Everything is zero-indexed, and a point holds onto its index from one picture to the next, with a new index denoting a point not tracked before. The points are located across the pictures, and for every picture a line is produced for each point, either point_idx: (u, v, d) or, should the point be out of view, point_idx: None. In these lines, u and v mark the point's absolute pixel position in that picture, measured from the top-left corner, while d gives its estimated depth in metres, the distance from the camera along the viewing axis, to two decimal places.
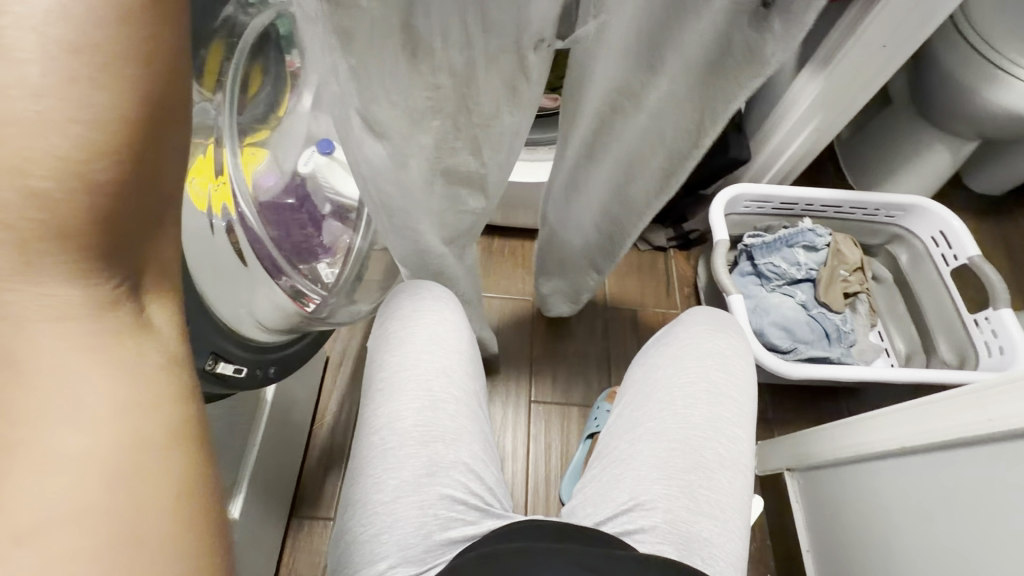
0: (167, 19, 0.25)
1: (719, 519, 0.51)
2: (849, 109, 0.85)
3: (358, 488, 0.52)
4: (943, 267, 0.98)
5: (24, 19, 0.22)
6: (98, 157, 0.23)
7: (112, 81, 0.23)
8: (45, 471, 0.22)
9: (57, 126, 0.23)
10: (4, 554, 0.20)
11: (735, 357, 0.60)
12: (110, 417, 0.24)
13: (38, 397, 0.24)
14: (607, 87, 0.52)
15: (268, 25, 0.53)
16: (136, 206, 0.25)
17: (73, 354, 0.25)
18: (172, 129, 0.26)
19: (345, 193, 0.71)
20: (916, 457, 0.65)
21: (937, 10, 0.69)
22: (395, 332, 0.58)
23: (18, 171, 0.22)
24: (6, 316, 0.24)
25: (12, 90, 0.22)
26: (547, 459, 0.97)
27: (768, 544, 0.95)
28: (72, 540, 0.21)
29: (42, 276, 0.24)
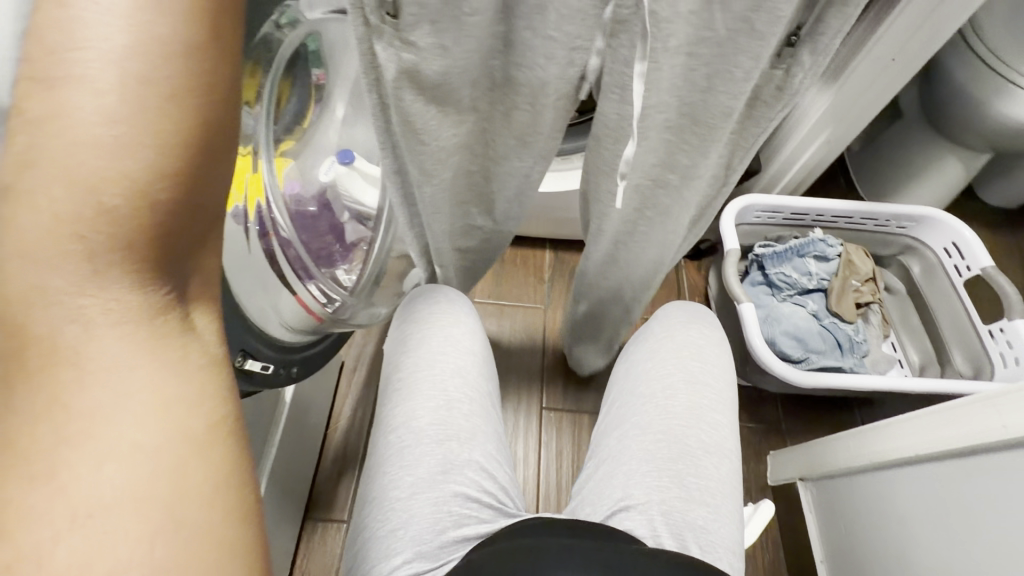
0: (222, 51, 0.27)
1: (711, 506, 0.52)
2: (858, 126, 0.87)
3: (375, 485, 0.52)
4: (956, 278, 0.98)
5: (104, 53, 0.24)
6: (162, 177, 0.25)
7: (179, 110, 0.25)
8: (102, 462, 0.23)
9: (129, 148, 0.24)
10: (59, 536, 0.21)
11: (708, 346, 0.62)
12: (165, 419, 0.25)
13: (91, 388, 0.24)
14: (648, 159, 0.52)
15: (301, 44, 0.58)
16: (192, 221, 0.27)
17: (134, 357, 0.25)
18: (227, 151, 0.28)
19: (364, 201, 0.75)
20: (931, 465, 0.65)
21: (945, 25, 0.71)
22: (412, 334, 0.60)
23: (90, 186, 0.24)
24: (69, 315, 0.24)
25: (88, 116, 0.24)
26: (558, 465, 0.97)
27: (782, 555, 0.94)
28: (127, 524, 0.22)
29: (107, 285, 0.25)
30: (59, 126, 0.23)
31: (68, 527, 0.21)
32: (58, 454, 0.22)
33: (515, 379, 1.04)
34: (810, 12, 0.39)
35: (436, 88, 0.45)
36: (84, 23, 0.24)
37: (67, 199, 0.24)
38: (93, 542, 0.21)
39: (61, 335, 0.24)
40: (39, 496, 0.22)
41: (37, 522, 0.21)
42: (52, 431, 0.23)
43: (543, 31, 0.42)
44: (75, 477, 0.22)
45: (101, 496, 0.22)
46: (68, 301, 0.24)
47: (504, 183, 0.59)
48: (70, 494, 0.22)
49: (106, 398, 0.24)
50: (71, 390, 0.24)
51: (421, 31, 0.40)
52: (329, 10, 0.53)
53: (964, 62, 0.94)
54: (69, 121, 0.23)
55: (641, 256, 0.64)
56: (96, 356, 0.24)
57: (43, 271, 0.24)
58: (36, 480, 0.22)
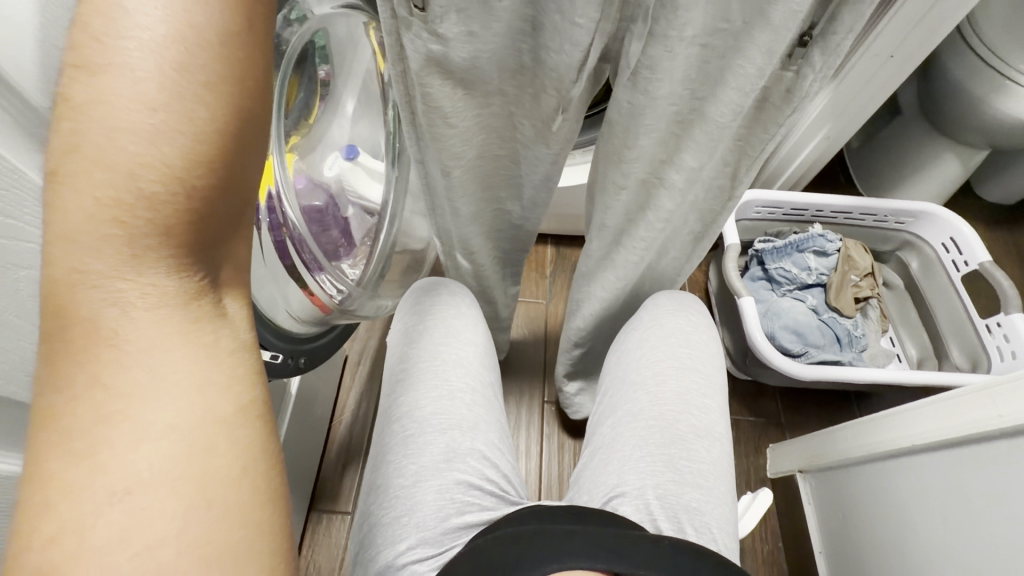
0: (255, 40, 0.27)
1: (704, 488, 0.54)
2: (857, 122, 0.88)
3: (380, 473, 0.53)
4: (954, 273, 0.99)
5: (144, 41, 0.24)
6: (198, 165, 0.26)
7: (213, 98, 0.26)
8: (141, 440, 0.24)
9: (165, 137, 0.25)
10: (100, 508, 0.23)
11: (695, 333, 0.63)
12: (199, 400, 0.26)
13: (122, 368, 0.25)
14: (652, 158, 0.53)
15: (311, 41, 0.59)
16: (224, 209, 0.28)
17: (167, 340, 0.26)
18: (258, 140, 0.29)
19: (368, 197, 0.76)
20: (927, 454, 0.67)
21: (944, 21, 0.71)
22: (414, 326, 0.61)
23: (130, 174, 0.24)
24: (104, 297, 0.25)
25: (129, 103, 0.24)
26: (560, 458, 0.98)
27: (781, 546, 0.95)
28: (162, 500, 0.24)
29: (146, 270, 0.25)
30: (103, 113, 0.24)
31: (109, 501, 0.23)
32: (99, 432, 0.24)
33: (518, 374, 1.05)
34: (823, 12, 0.39)
35: (465, 72, 0.46)
36: (130, 12, 0.24)
37: (110, 184, 0.24)
38: (133, 517, 0.23)
39: (101, 318, 0.25)
40: (84, 471, 0.23)
41: (85, 495, 0.23)
42: (94, 409, 0.24)
43: (571, 17, 0.40)
44: (115, 455, 0.24)
45: (141, 473, 0.24)
46: (107, 284, 0.25)
47: (533, 167, 0.59)
48: (112, 472, 0.23)
49: (142, 379, 0.25)
50: (110, 371, 0.25)
51: (449, 22, 0.41)
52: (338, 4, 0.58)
53: (962, 58, 0.95)
54: (110, 108, 0.24)
55: (633, 264, 0.65)
56: (132, 339, 0.25)
57: (84, 254, 0.25)
58: (79, 456, 0.23)
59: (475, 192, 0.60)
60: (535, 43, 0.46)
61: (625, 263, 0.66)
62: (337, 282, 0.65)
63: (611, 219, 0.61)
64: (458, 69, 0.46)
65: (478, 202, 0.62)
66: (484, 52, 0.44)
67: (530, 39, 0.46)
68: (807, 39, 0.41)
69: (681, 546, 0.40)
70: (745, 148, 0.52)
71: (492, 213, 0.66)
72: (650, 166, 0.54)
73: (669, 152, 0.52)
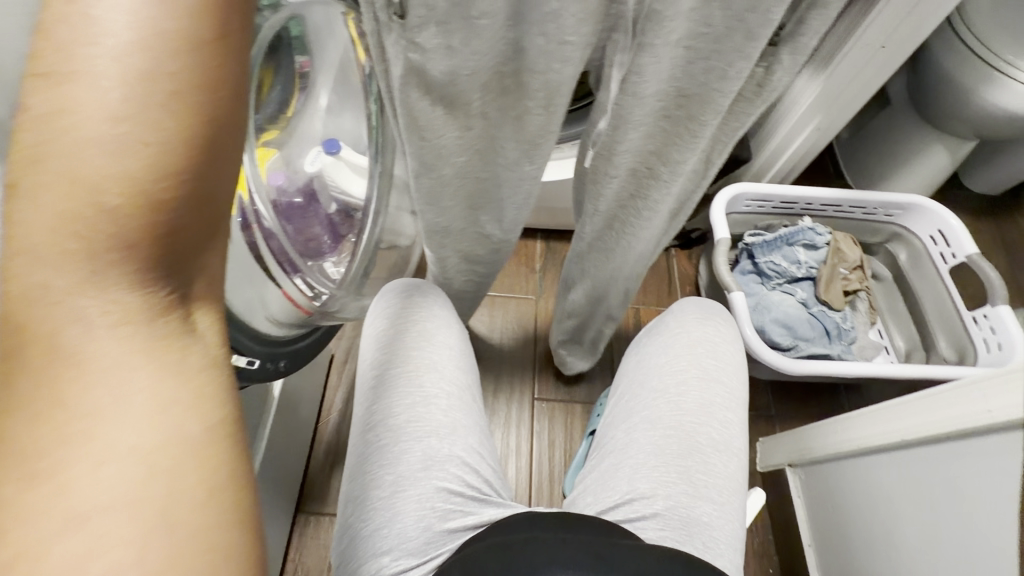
0: (234, 46, 0.25)
1: (718, 503, 0.53)
2: (852, 108, 0.86)
3: (356, 485, 0.52)
4: (942, 265, 0.99)
5: (108, 50, 0.22)
6: (162, 179, 0.23)
7: (180, 110, 0.23)
8: (102, 463, 0.21)
9: (129, 150, 0.22)
10: (54, 535, 0.20)
11: (723, 344, 0.62)
12: (172, 421, 0.23)
13: (79, 386, 0.22)
14: (640, 147, 0.51)
15: (285, 30, 0.56)
16: (198, 219, 0.25)
17: (132, 359, 0.23)
18: (236, 152, 0.26)
19: (351, 193, 0.75)
20: (914, 449, 0.67)
21: (935, 12, 0.70)
22: (384, 331, 0.58)
23: (92, 188, 0.22)
24: (60, 308, 0.22)
25: (90, 114, 0.22)
26: (550, 455, 0.98)
27: (771, 538, 0.96)
28: (121, 529, 0.21)
29: (108, 287, 0.23)
30: (69, 126, 0.22)
31: (65, 525, 0.20)
32: (58, 453, 0.21)
33: (507, 370, 1.04)
34: (792, 14, 0.41)
35: (444, 88, 0.45)
36: (100, 17, 0.22)
37: (71, 200, 0.22)
38: (93, 543, 0.20)
39: (62, 336, 0.22)
40: (39, 494, 0.20)
41: (41, 518, 0.20)
42: (54, 431, 0.21)
43: (559, 36, 0.40)
44: (76, 477, 0.21)
45: (103, 497, 0.21)
46: (67, 301, 0.22)
47: (513, 189, 0.57)
48: (71, 493, 0.21)
49: (108, 400, 0.22)
50: (74, 388, 0.22)
51: (428, 32, 0.39)
52: None
53: (951, 49, 0.94)
54: (73, 119, 0.22)
55: (628, 248, 0.64)
56: (95, 357, 0.22)
57: (43, 271, 0.22)
58: (37, 477, 0.21)
59: (456, 203, 0.59)
60: (516, 67, 0.45)
61: (620, 246, 0.64)
62: (316, 282, 0.65)
63: (603, 207, 0.59)
64: (437, 81, 0.44)
65: (462, 219, 0.61)
66: (464, 71, 0.43)
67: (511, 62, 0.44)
68: (777, 39, 0.42)
69: (676, 558, 0.39)
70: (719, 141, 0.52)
71: (466, 232, 0.64)
72: (639, 155, 0.52)
73: (665, 144, 0.51)
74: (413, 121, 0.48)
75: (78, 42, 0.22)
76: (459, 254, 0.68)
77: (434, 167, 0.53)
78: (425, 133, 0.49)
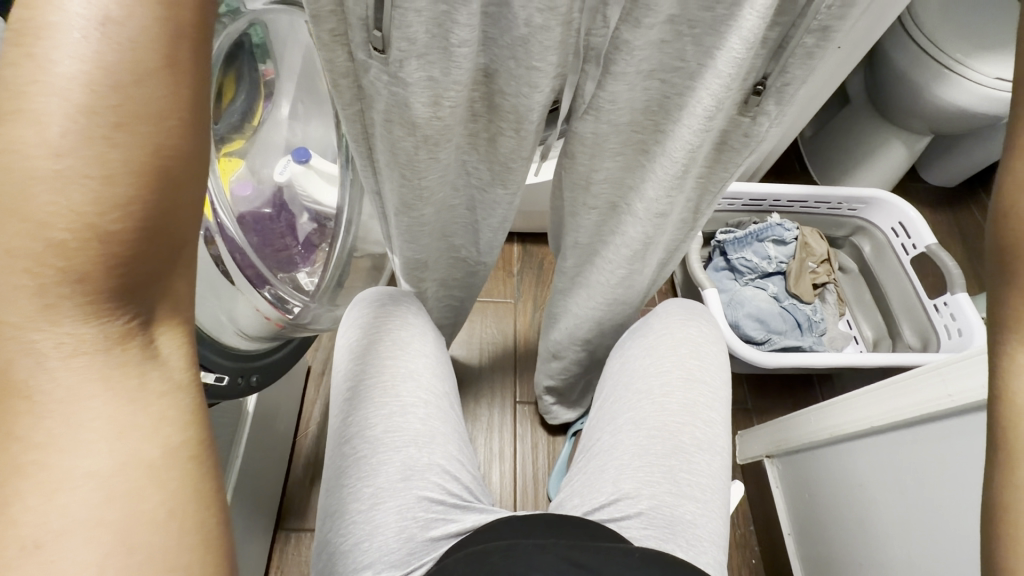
0: (187, 76, 0.24)
1: (701, 501, 0.53)
2: (811, 109, 0.89)
3: (333, 499, 0.50)
4: (903, 256, 1.02)
5: (51, 87, 0.21)
6: (112, 208, 0.22)
7: (127, 139, 0.22)
8: (55, 497, 0.20)
9: (74, 183, 0.21)
10: (13, 564, 0.19)
11: (706, 344, 0.62)
12: (135, 445, 0.22)
13: (32, 422, 0.21)
14: (611, 173, 0.52)
15: (244, 38, 0.56)
16: (158, 245, 0.24)
17: (88, 387, 0.22)
18: (194, 183, 0.25)
19: (323, 202, 0.72)
20: (885, 435, 0.69)
21: (885, 12, 0.73)
22: (357, 341, 0.57)
23: (41, 225, 0.21)
24: (15, 345, 0.21)
25: (32, 148, 0.21)
26: (534, 457, 0.97)
27: (753, 529, 0.98)
28: (74, 561, 0.20)
29: (61, 318, 0.22)
30: (21, 156, 0.21)
31: (19, 555, 0.19)
32: (10, 487, 0.20)
33: (489, 375, 1.04)
34: (775, 64, 0.40)
35: (428, 126, 0.44)
36: (57, 54, 0.21)
37: (20, 233, 0.21)
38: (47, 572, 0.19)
39: (16, 368, 0.21)
40: None
41: None
42: (8, 462, 0.21)
43: (528, 62, 0.40)
44: (30, 508, 0.20)
45: (60, 525, 0.20)
46: (20, 334, 0.21)
47: (489, 211, 0.58)
48: (24, 523, 0.20)
49: (64, 433, 0.21)
50: (30, 420, 0.21)
51: (409, 66, 0.38)
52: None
53: (905, 48, 0.98)
54: (18, 156, 0.21)
55: (604, 284, 0.63)
56: (51, 388, 0.22)
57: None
58: None
59: (434, 237, 0.59)
60: (489, 89, 0.45)
61: (592, 277, 0.63)
62: (287, 294, 0.64)
63: (582, 238, 0.60)
64: (421, 122, 0.44)
65: (435, 248, 0.61)
66: (446, 99, 0.42)
67: (483, 86, 0.45)
68: (763, 88, 0.41)
69: (649, 558, 0.39)
70: (713, 170, 0.51)
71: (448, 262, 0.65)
72: (614, 189, 0.53)
73: (634, 178, 0.52)
74: (395, 158, 0.47)
75: (26, 81, 0.21)
76: (460, 266, 0.67)
77: (416, 207, 0.53)
78: (427, 163, 0.48)
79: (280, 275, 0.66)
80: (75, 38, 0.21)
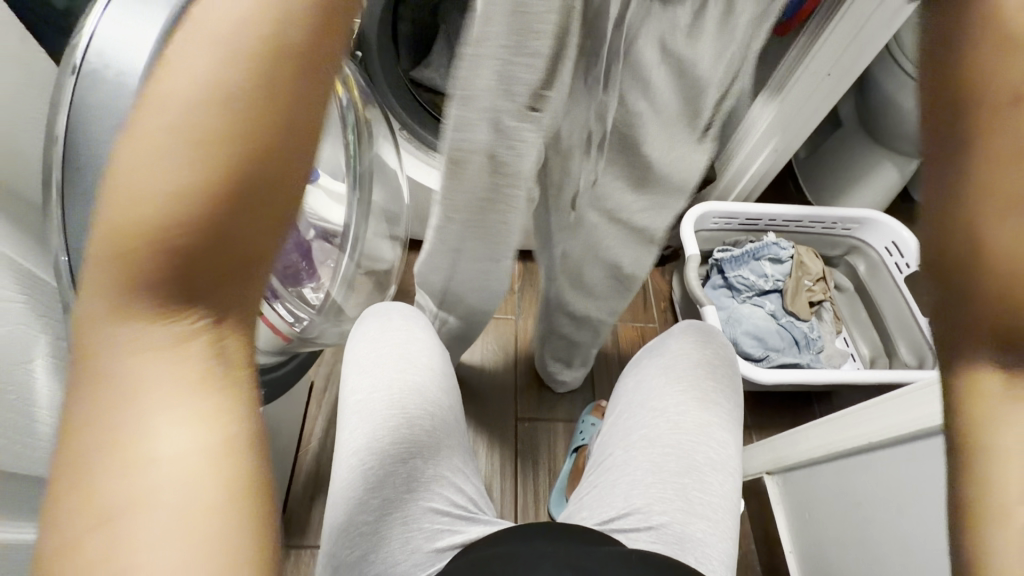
0: (286, 66, 0.23)
1: (712, 520, 0.54)
2: (803, 133, 0.92)
3: (338, 511, 0.50)
4: (898, 275, 1.05)
5: (176, 83, 0.22)
6: (188, 210, 0.22)
7: (211, 138, 0.22)
8: (128, 476, 0.22)
9: (164, 177, 0.22)
10: (85, 534, 0.20)
11: (722, 366, 0.63)
12: (202, 444, 0.23)
13: (121, 403, 0.22)
14: (616, 186, 0.55)
15: None
16: (228, 250, 0.23)
17: (166, 381, 0.23)
18: (280, 194, 0.24)
19: (329, 219, 0.75)
20: (882, 450, 0.69)
21: (872, 43, 0.77)
22: (366, 355, 0.59)
23: (132, 214, 0.22)
24: (115, 327, 0.23)
25: (145, 140, 0.22)
26: (535, 475, 0.98)
27: (753, 548, 0.98)
28: (131, 546, 0.20)
29: (143, 308, 0.23)
30: (130, 151, 0.22)
31: (88, 529, 0.20)
32: (94, 462, 0.21)
33: (490, 391, 1.04)
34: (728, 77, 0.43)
35: None
36: (185, 58, 0.22)
37: (120, 221, 0.22)
38: (110, 548, 0.20)
39: (110, 350, 0.23)
40: (74, 497, 0.21)
41: (71, 519, 0.21)
42: (91, 440, 0.22)
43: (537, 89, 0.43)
44: (106, 486, 0.21)
45: (124, 506, 0.21)
46: (116, 317, 0.23)
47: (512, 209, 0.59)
48: (98, 499, 0.21)
49: (142, 426, 0.22)
50: (119, 406, 0.22)
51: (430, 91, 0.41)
52: None
53: (893, 75, 1.02)
54: (134, 147, 0.22)
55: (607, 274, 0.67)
56: (135, 375, 0.23)
57: (97, 291, 0.23)
58: (77, 479, 0.21)
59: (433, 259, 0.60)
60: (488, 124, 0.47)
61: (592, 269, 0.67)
62: (293, 307, 0.65)
63: (582, 244, 0.64)
64: None
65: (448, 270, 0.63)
66: None
67: None
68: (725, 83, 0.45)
69: (649, 558, 0.41)
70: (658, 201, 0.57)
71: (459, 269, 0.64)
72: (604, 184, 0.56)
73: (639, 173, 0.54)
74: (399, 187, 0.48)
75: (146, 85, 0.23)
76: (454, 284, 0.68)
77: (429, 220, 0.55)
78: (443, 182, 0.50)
79: (287, 289, 0.68)
80: (189, 40, 0.22)
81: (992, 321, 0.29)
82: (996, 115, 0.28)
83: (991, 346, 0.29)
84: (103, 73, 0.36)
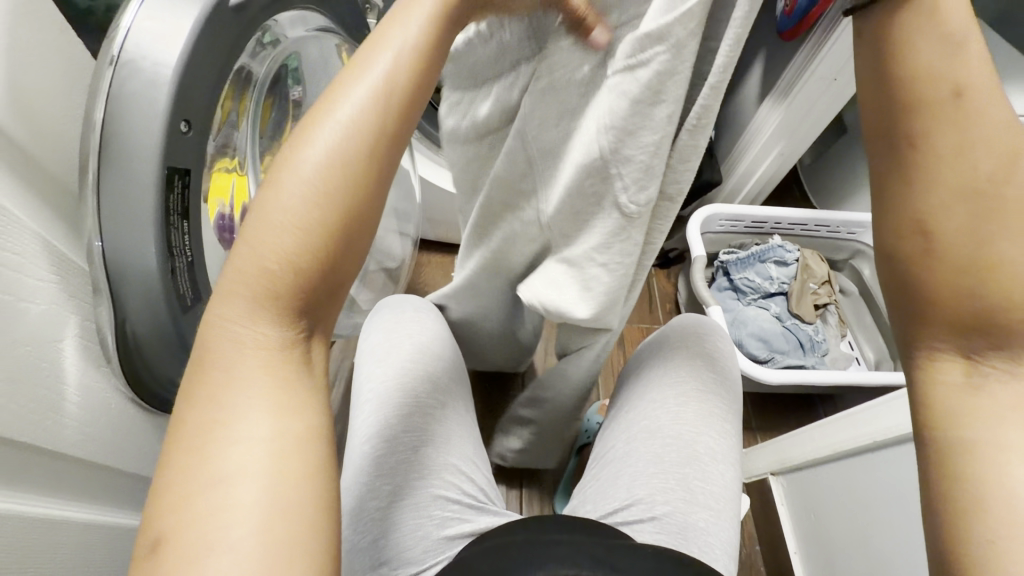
0: (384, 153, 0.32)
1: (713, 509, 0.54)
2: (809, 138, 0.93)
3: (346, 498, 0.51)
4: None
5: (301, 167, 0.30)
6: (303, 256, 0.30)
7: (326, 207, 0.30)
8: (233, 445, 0.28)
9: (287, 234, 0.30)
10: (203, 490, 0.27)
11: (722, 357, 0.64)
12: (290, 419, 0.30)
13: (229, 390, 0.29)
14: None
15: (281, 66, 0.61)
16: (325, 285, 0.31)
17: (259, 370, 0.30)
18: (361, 244, 0.32)
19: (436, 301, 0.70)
20: (885, 450, 0.70)
21: None
22: (378, 344, 0.60)
23: (260, 258, 0.29)
24: (232, 335, 0.30)
25: (274, 205, 0.30)
26: (540, 472, 0.98)
27: (758, 548, 0.99)
28: (236, 499, 0.27)
29: (262, 324, 0.30)
30: (260, 206, 0.30)
31: (201, 488, 0.27)
32: (206, 435, 0.28)
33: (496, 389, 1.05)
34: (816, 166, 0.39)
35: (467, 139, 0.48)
36: (307, 148, 0.31)
37: (247, 264, 0.30)
38: (218, 503, 0.26)
39: (224, 351, 0.29)
40: (193, 462, 0.27)
41: (192, 478, 0.27)
42: (207, 418, 0.28)
43: None
44: (216, 454, 0.27)
45: (229, 470, 0.27)
46: (233, 329, 0.30)
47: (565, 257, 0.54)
48: (213, 463, 0.27)
49: (242, 406, 0.29)
50: (228, 392, 0.29)
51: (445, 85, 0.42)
52: (311, 28, 0.60)
53: None
54: (263, 211, 0.30)
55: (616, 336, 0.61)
56: (240, 369, 0.29)
57: (226, 304, 0.30)
58: (193, 452, 0.27)
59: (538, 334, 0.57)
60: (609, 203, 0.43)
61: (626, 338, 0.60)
62: None
63: None
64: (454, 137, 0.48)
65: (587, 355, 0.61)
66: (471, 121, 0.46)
67: None
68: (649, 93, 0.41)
69: (661, 551, 0.41)
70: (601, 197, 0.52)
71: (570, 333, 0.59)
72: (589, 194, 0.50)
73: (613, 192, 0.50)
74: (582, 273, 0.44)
75: (278, 161, 0.31)
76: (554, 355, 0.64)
77: None
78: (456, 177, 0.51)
79: None
80: (320, 129, 0.31)
81: (962, 331, 0.32)
82: (938, 111, 0.30)
83: (943, 327, 0.33)
84: (141, 65, 0.39)
